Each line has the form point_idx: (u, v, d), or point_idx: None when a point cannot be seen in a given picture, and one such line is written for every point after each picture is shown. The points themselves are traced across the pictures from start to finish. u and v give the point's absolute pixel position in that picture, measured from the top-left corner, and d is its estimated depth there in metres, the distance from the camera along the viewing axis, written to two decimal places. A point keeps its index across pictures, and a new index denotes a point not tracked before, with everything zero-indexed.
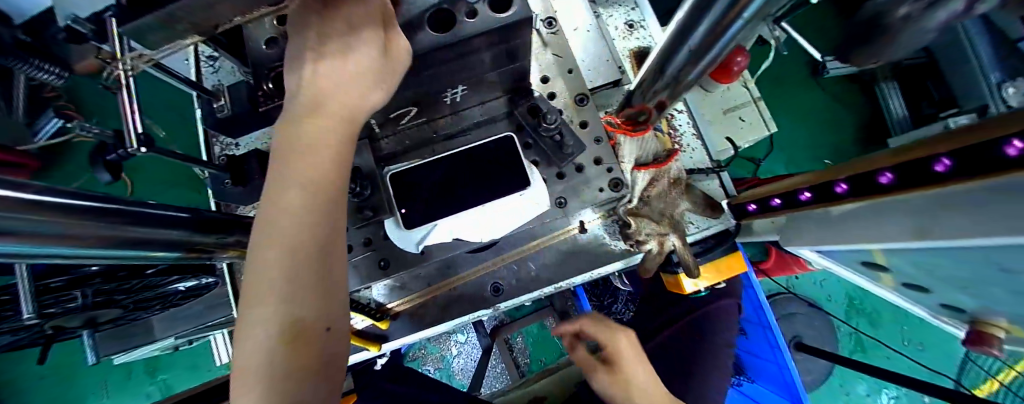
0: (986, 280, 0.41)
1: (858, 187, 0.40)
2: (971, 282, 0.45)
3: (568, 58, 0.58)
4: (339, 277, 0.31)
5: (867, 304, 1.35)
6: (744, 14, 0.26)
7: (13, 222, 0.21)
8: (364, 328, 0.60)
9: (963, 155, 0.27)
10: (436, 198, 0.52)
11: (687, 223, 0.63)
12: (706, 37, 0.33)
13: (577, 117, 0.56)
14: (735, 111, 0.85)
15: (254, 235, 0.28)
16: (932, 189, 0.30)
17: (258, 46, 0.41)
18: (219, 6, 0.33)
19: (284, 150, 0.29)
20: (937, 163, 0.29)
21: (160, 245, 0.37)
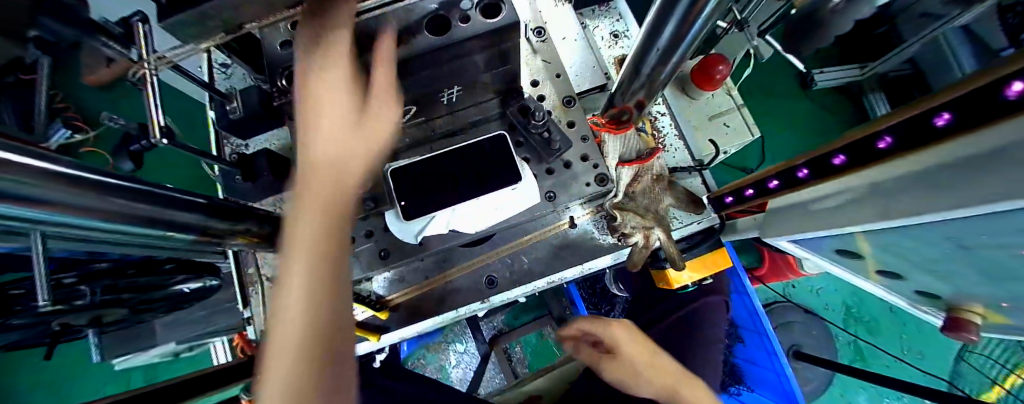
0: (951, 258, 0.44)
1: (855, 157, 0.41)
2: (936, 263, 0.48)
3: (555, 63, 0.63)
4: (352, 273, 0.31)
5: (864, 311, 1.32)
6: (700, 14, 0.31)
7: (67, 187, 0.25)
8: (365, 319, 0.62)
9: (966, 105, 0.28)
10: (433, 191, 0.54)
11: (671, 218, 0.66)
12: (672, 36, 0.37)
13: (565, 117, 0.60)
14: (719, 118, 0.87)
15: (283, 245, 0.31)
16: (943, 143, 0.30)
17: (275, 48, 0.47)
18: (242, 9, 0.39)
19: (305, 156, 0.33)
20: (939, 117, 0.30)
21: (176, 225, 0.41)
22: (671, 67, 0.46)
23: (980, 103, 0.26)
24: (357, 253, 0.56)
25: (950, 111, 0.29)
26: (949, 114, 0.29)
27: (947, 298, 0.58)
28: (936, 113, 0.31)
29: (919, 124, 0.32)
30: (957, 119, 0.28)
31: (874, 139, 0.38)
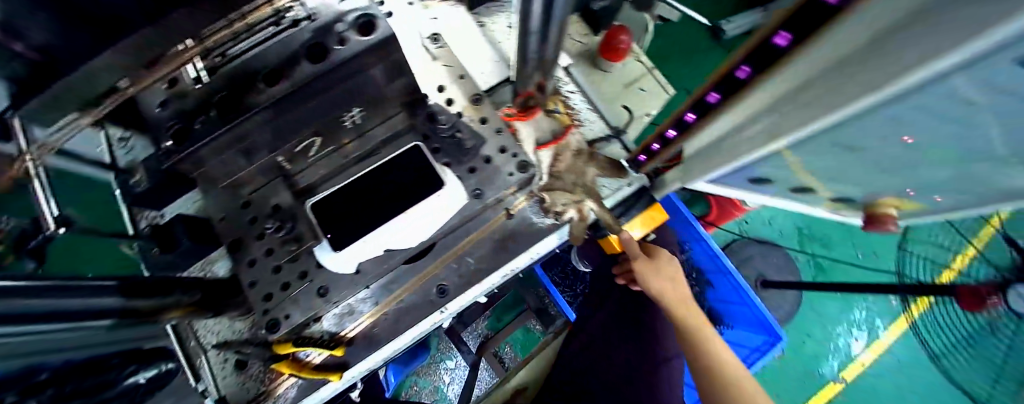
0: (844, 164, 0.48)
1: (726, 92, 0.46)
2: (837, 171, 0.52)
3: (457, 66, 0.64)
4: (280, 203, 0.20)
5: (817, 230, 1.41)
6: None
7: None
8: (323, 360, 0.61)
9: (795, 23, 0.31)
10: (359, 219, 0.54)
11: (600, 187, 0.69)
12: (542, 13, 0.39)
13: (478, 114, 0.61)
14: (634, 85, 0.90)
15: None
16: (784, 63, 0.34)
17: (153, 108, 0.43)
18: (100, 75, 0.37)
19: None
20: (778, 38, 0.34)
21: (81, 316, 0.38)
22: (553, 46, 0.47)
23: (813, 15, 0.30)
24: (296, 297, 0.55)
25: (788, 30, 0.32)
26: (787, 34, 0.33)
27: (859, 201, 0.62)
28: (773, 34, 0.34)
29: (762, 47, 0.36)
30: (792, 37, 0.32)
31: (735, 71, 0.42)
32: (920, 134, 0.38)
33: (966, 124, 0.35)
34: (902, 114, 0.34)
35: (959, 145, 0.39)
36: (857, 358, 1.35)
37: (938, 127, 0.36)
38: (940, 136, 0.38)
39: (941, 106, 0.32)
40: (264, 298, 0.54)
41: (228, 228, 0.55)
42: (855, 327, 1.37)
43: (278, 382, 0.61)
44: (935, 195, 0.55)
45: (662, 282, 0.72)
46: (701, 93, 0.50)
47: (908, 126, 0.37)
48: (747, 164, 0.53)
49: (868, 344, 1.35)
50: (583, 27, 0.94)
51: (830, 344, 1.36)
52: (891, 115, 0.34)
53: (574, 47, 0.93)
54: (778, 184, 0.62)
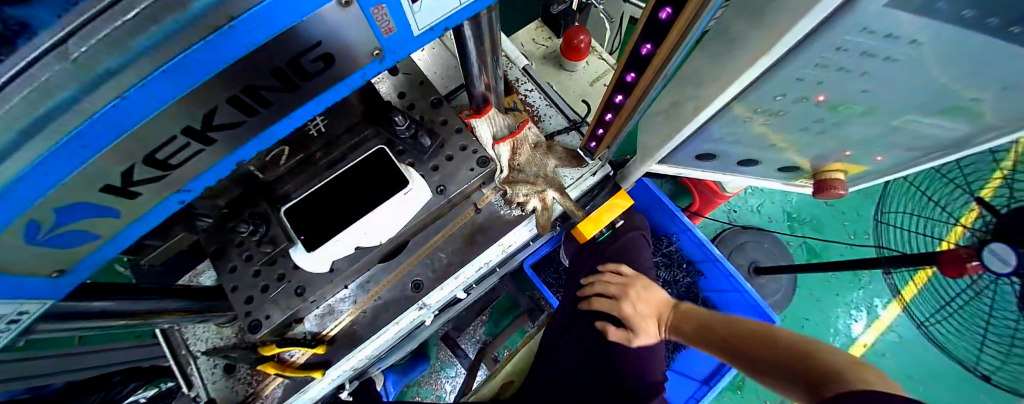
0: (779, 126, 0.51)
1: (637, 70, 0.47)
2: (776, 135, 0.55)
3: (418, 73, 0.68)
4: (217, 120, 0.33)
5: (805, 212, 1.34)
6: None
7: None
8: (306, 359, 0.63)
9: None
10: (327, 220, 0.57)
11: (562, 178, 0.73)
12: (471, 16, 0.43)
13: (437, 117, 0.66)
14: (600, 81, 0.91)
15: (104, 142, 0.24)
16: (671, 34, 0.37)
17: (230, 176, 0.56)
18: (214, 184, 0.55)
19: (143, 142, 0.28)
20: (661, 12, 0.36)
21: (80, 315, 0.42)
22: (490, 41, 0.51)
23: None
24: (275, 298, 0.58)
25: (668, 5, 0.34)
26: (669, 8, 0.34)
27: (805, 166, 0.65)
28: (655, 10, 0.36)
29: (652, 23, 0.38)
30: (674, 10, 0.34)
31: (637, 49, 0.44)
32: (831, 91, 0.42)
33: (867, 76, 0.38)
34: (808, 73, 0.37)
35: (868, 98, 0.43)
36: (858, 339, 1.28)
37: (845, 82, 0.40)
38: (848, 91, 0.42)
39: (837, 64, 0.35)
40: (246, 301, 0.58)
41: (213, 237, 0.59)
42: (853, 308, 1.31)
43: (265, 382, 0.64)
44: (874, 149, 0.58)
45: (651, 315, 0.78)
46: (616, 73, 0.50)
47: (819, 84, 0.40)
48: (688, 141, 0.56)
49: (868, 324, 1.29)
50: (546, 31, 0.97)
51: (828, 328, 1.29)
52: (796, 76, 0.37)
53: (538, 51, 0.95)
54: (729, 158, 0.64)
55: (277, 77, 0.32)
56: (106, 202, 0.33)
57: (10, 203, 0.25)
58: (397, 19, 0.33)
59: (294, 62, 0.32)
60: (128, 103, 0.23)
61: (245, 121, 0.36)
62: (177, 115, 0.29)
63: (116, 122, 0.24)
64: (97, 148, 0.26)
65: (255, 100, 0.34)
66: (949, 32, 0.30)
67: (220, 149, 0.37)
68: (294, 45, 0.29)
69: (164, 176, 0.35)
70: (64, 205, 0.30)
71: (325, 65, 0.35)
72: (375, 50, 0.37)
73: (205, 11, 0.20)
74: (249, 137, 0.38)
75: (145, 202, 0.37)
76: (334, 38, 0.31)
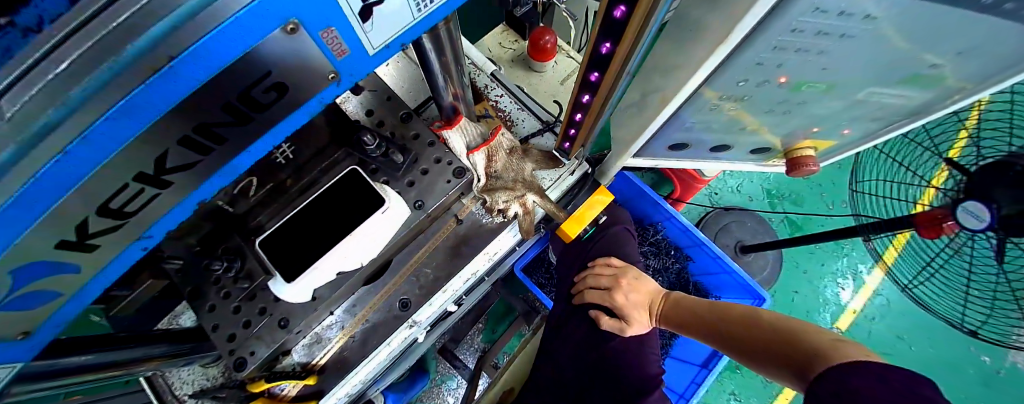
0: (748, 107, 0.51)
1: (600, 70, 0.47)
2: (748, 118, 0.55)
3: (383, 90, 0.68)
4: (172, 159, 0.31)
5: (784, 188, 1.34)
6: (415, 14, 0.35)
7: None
8: (298, 391, 0.61)
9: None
10: (305, 249, 0.55)
11: (541, 180, 0.73)
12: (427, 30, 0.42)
13: (408, 132, 0.65)
14: (569, 79, 0.91)
15: (39, 191, 0.23)
16: (627, 32, 0.37)
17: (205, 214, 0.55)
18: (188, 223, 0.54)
19: (82, 192, 0.27)
20: (615, 11, 0.36)
21: (45, 372, 0.41)
22: (451, 53, 0.51)
23: None
24: (259, 333, 0.57)
25: (621, 3, 0.34)
26: (622, 5, 0.35)
27: (779, 146, 0.66)
28: (609, 9, 0.36)
29: (608, 21, 0.38)
30: (628, 8, 0.34)
31: (597, 49, 0.44)
32: (792, 72, 0.43)
33: (825, 55, 0.39)
34: (767, 56, 0.38)
35: (829, 75, 0.44)
36: (849, 306, 1.29)
37: (805, 62, 0.41)
38: (808, 71, 0.43)
39: (793, 46, 0.36)
40: (228, 339, 0.57)
41: (186, 277, 0.58)
42: (840, 277, 1.32)
43: None
44: (841, 125, 0.59)
45: (642, 304, 0.75)
46: (580, 73, 0.50)
47: (780, 67, 0.41)
48: (660, 131, 0.55)
49: (856, 290, 1.31)
50: (511, 35, 0.96)
51: (819, 299, 1.30)
52: (756, 61, 0.38)
53: (505, 55, 0.94)
54: (703, 144, 0.64)
55: (229, 112, 0.31)
56: (63, 256, 0.32)
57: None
58: (350, 41, 0.33)
59: (245, 94, 0.31)
60: (68, 158, 0.22)
61: (202, 160, 0.34)
62: (128, 161, 0.28)
63: (59, 178, 0.23)
64: (41, 206, 0.25)
65: (209, 138, 0.33)
66: (897, 7, 0.30)
67: (180, 190, 0.36)
68: (242, 78, 0.28)
69: (123, 223, 0.34)
70: (15, 265, 0.28)
71: (279, 94, 0.34)
72: (331, 73, 0.36)
73: (140, 55, 0.20)
74: (209, 174, 0.37)
75: (109, 250, 0.36)
76: (285, 65, 0.30)
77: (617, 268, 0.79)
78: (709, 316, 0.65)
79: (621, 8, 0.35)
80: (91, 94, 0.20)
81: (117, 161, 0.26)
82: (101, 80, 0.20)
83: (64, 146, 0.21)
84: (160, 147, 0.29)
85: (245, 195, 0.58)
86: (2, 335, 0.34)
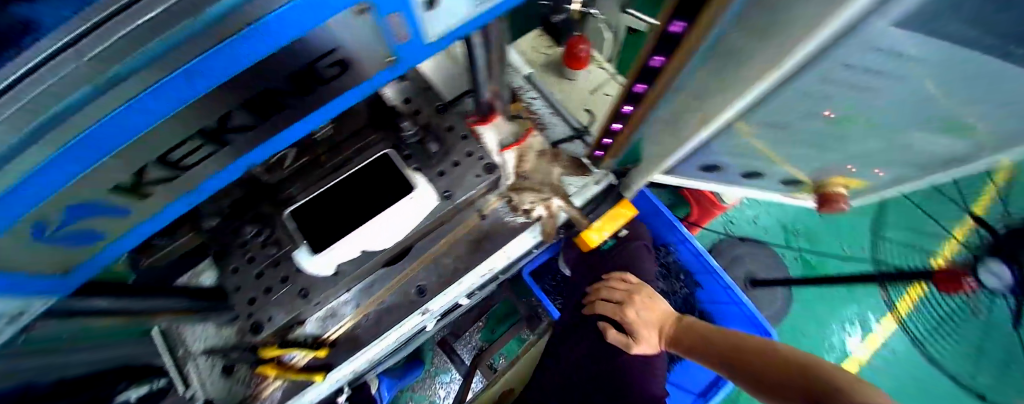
0: (786, 138, 0.52)
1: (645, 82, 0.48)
2: (784, 150, 0.56)
3: (421, 78, 0.68)
4: (230, 118, 0.32)
5: (802, 224, 1.27)
6: (475, 6, 0.36)
7: None
8: (307, 362, 0.62)
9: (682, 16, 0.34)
10: (337, 222, 0.59)
11: (568, 185, 0.73)
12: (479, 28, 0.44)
13: (443, 123, 0.66)
14: (600, 90, 0.88)
15: (94, 143, 0.22)
16: (682, 48, 0.37)
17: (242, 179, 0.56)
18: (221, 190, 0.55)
19: (146, 139, 0.27)
20: (671, 26, 0.36)
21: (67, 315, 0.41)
22: (498, 48, 0.52)
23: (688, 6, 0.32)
24: (278, 300, 0.58)
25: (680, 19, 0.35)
26: (681, 21, 0.35)
27: (810, 180, 0.66)
28: (666, 25, 0.36)
29: (663, 37, 0.38)
30: (687, 24, 0.34)
31: (647, 61, 0.44)
32: (836, 107, 0.43)
33: (875, 93, 0.39)
34: (816, 88, 0.38)
35: (874, 113, 0.44)
36: (854, 356, 1.25)
37: (852, 98, 0.40)
38: (854, 107, 0.42)
39: (845, 80, 0.36)
40: (248, 303, 0.58)
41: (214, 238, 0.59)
42: (848, 324, 1.27)
43: (263, 385, 0.63)
44: (876, 165, 0.59)
45: (654, 324, 0.76)
46: (625, 85, 0.51)
47: (826, 99, 0.41)
48: (698, 150, 0.55)
49: (863, 340, 1.27)
50: (547, 40, 0.96)
51: (825, 345, 1.24)
52: (805, 91, 0.38)
53: (539, 59, 0.93)
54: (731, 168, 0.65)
55: (292, 81, 0.32)
56: (116, 199, 0.32)
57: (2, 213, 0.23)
58: (412, 27, 0.34)
59: (310, 67, 0.32)
60: (134, 113, 0.21)
61: (258, 124, 0.36)
62: (192, 114, 0.28)
63: (117, 132, 0.22)
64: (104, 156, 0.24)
65: (270, 104, 0.34)
66: (958, 54, 0.30)
67: (229, 149, 0.36)
68: (311, 50, 0.29)
69: (177, 175, 0.35)
70: (74, 203, 0.29)
71: (341, 70, 0.35)
72: (389, 56, 0.37)
73: (222, 14, 0.18)
74: (259, 138, 0.38)
75: (158, 199, 0.37)
76: (351, 43, 0.31)
77: (630, 283, 0.80)
78: (722, 343, 0.65)
79: (678, 24, 0.35)
80: (169, 48, 0.19)
81: (187, 112, 0.27)
82: (184, 35, 0.19)
83: (130, 97, 0.20)
84: (225, 103, 0.30)
85: (278, 166, 0.59)
86: (46, 266, 0.35)
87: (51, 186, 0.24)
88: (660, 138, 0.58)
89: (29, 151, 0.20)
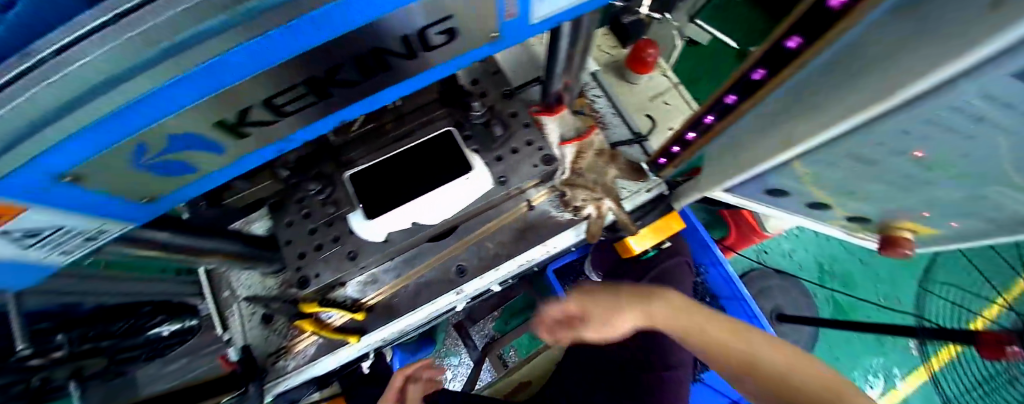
0: (865, 173, 0.50)
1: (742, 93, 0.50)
2: (858, 184, 0.54)
3: (490, 63, 0.68)
4: (339, 71, 0.32)
5: (837, 266, 1.28)
6: None
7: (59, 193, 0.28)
8: (343, 323, 0.64)
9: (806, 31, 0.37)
10: (393, 190, 0.58)
11: (620, 189, 0.73)
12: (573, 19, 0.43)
13: (507, 109, 0.66)
14: (660, 97, 0.87)
15: (230, 69, 0.22)
16: (796, 63, 0.40)
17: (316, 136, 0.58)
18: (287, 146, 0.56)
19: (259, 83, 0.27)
20: (790, 41, 0.39)
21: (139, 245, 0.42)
22: (583, 41, 0.52)
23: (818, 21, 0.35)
24: (326, 258, 0.59)
25: (798, 35, 0.38)
26: (801, 36, 0.38)
27: (875, 219, 0.64)
28: (783, 38, 0.39)
29: (777, 50, 0.41)
30: (807, 39, 0.37)
31: (751, 73, 0.47)
32: (930, 150, 0.40)
33: (980, 143, 0.36)
34: (917, 128, 0.35)
35: (967, 162, 0.41)
36: None
37: (952, 145, 0.38)
38: (949, 152, 0.40)
39: (952, 127, 0.33)
40: (298, 256, 0.59)
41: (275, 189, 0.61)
42: (869, 374, 1.26)
43: (298, 339, 0.64)
44: (952, 214, 0.56)
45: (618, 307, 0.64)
46: (717, 95, 0.53)
47: (924, 141, 0.38)
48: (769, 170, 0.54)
49: (883, 392, 1.25)
50: (613, 39, 0.93)
51: None
52: (904, 129, 0.36)
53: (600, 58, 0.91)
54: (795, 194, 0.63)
55: (404, 44, 0.32)
56: (219, 138, 0.33)
57: (113, 128, 0.23)
58: (523, 6, 0.33)
59: (424, 31, 0.31)
60: (267, 43, 0.21)
61: (363, 82, 0.36)
62: (304, 66, 0.28)
63: (249, 60, 0.22)
64: (215, 87, 0.24)
65: (378, 62, 0.34)
66: None
67: (321, 105, 0.37)
68: (431, 13, 0.29)
69: (274, 122, 0.35)
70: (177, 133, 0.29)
71: (448, 38, 0.34)
72: (494, 32, 0.37)
73: None
74: (350, 98, 0.38)
75: (248, 144, 0.38)
76: (467, 10, 0.31)
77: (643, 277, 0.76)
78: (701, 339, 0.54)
79: (797, 40, 0.38)
80: None
81: (305, 61, 0.27)
82: None
83: (271, 28, 0.20)
84: (334, 59, 0.30)
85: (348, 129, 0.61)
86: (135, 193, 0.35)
87: (172, 106, 0.23)
88: (731, 154, 0.57)
89: (159, 73, 0.19)
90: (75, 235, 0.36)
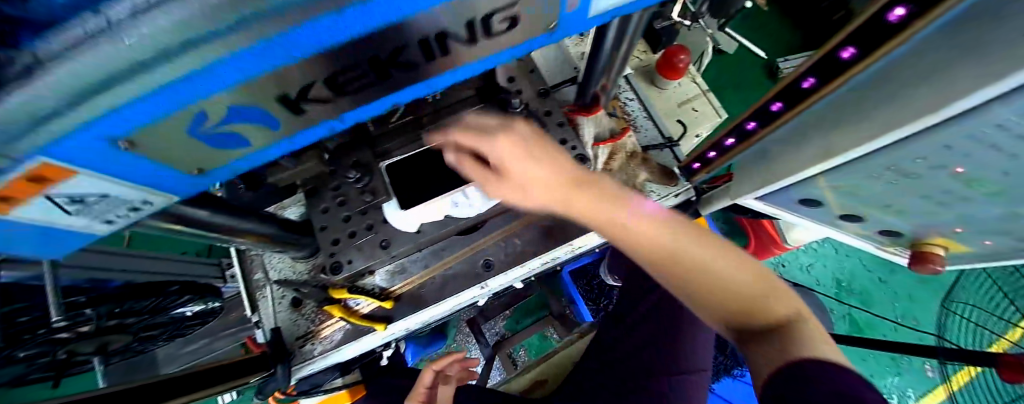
0: (903, 187, 0.50)
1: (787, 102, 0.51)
2: (894, 198, 0.54)
3: (528, 61, 0.69)
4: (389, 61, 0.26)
5: (856, 283, 1.28)
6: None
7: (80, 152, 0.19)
8: (370, 311, 0.65)
9: (859, 43, 0.40)
10: (429, 183, 0.58)
11: (649, 192, 0.73)
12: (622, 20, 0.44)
13: (542, 108, 0.67)
14: (688, 104, 0.88)
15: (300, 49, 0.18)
16: (845, 74, 0.42)
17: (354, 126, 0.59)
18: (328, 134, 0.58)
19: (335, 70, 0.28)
20: (843, 53, 0.42)
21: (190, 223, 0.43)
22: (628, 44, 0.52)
23: (873, 35, 0.38)
24: (359, 245, 0.60)
25: (854, 45, 0.40)
26: (853, 48, 0.40)
27: (907, 234, 0.64)
28: (836, 50, 0.42)
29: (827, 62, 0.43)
30: (859, 51, 0.40)
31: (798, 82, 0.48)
32: (972, 166, 0.41)
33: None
34: (960, 143, 0.36)
35: (1009, 180, 0.42)
36: None
37: (995, 161, 0.38)
38: (992, 169, 0.40)
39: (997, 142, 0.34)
40: (332, 242, 0.60)
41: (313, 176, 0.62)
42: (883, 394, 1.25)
43: (326, 324, 0.66)
44: (987, 233, 0.56)
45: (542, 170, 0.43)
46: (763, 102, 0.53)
47: (966, 157, 0.39)
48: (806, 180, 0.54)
49: None
50: (643, 44, 0.94)
51: None
52: (946, 144, 0.37)
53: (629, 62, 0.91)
54: (828, 205, 0.63)
55: (470, 29, 0.27)
56: None
57: (179, 93, 0.17)
58: None
59: (488, 17, 0.26)
60: (341, 18, 0.17)
61: (418, 66, 0.29)
62: None
63: (319, 35, 0.18)
64: (304, 49, 0.18)
65: (436, 49, 0.27)
66: None
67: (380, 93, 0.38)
68: None
69: None
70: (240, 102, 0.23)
71: (508, 27, 0.29)
72: (552, 23, 0.31)
73: None
74: None
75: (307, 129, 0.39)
76: None
77: None
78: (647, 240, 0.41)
79: (850, 51, 0.41)
80: None
81: None
82: None
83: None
84: None
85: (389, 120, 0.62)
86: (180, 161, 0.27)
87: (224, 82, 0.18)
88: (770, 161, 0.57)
89: (229, 42, 0.15)
90: (121, 206, 0.28)
